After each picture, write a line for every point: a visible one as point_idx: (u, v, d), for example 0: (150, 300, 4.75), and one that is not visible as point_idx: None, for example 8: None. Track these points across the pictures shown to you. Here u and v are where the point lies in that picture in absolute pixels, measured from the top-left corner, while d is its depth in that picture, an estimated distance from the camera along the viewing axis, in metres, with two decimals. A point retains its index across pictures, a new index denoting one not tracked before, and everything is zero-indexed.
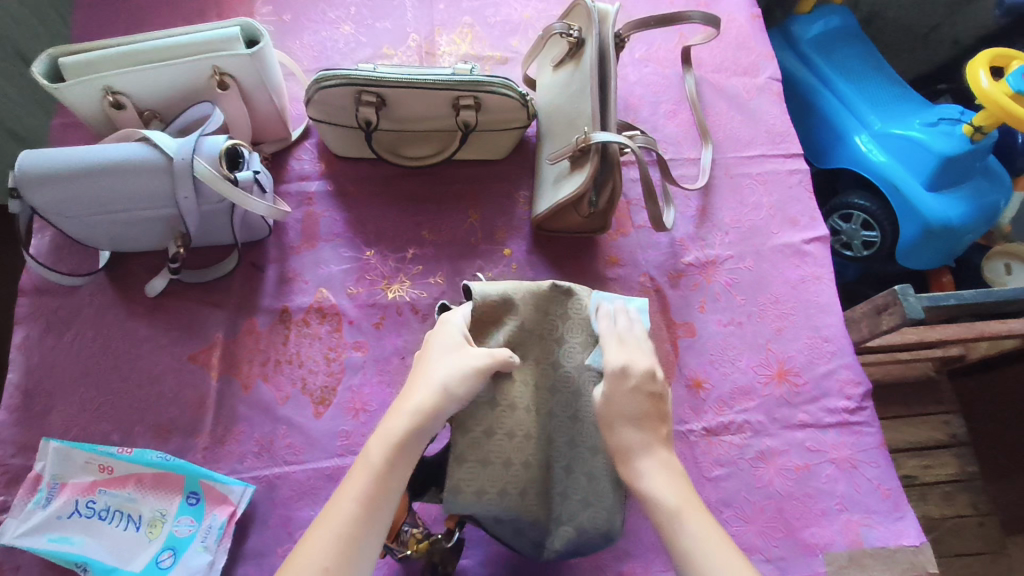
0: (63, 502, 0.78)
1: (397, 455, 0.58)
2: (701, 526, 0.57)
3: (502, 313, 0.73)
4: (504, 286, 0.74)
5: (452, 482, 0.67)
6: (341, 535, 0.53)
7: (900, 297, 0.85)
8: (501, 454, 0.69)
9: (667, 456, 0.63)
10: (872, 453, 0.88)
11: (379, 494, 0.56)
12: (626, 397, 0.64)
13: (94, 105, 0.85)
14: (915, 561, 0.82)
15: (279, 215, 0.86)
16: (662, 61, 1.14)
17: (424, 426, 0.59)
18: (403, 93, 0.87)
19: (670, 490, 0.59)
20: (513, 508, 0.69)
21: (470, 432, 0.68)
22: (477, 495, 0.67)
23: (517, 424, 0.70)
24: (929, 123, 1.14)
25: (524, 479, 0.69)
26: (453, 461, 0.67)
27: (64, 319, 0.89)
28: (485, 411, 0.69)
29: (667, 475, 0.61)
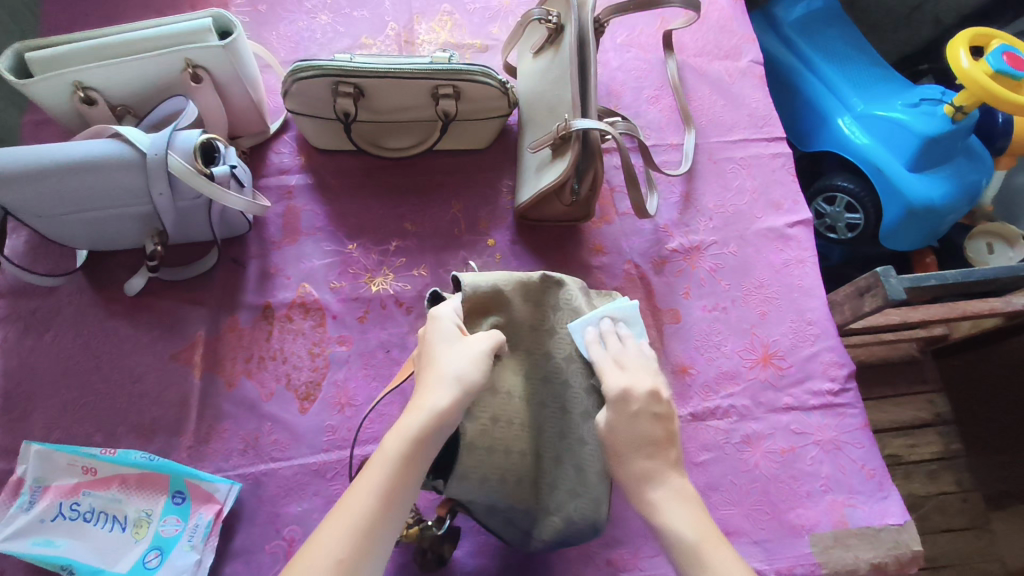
0: (46, 505, 0.77)
1: (413, 449, 0.55)
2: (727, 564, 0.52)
3: (493, 305, 0.74)
4: (495, 276, 0.74)
5: (459, 470, 0.67)
6: (354, 530, 0.51)
7: (882, 278, 0.85)
8: (500, 440, 0.69)
9: (681, 483, 0.58)
10: (856, 434, 0.89)
11: (396, 489, 0.54)
12: (627, 425, 0.59)
13: (64, 101, 0.84)
14: (899, 539, 0.83)
15: (258, 210, 0.85)
16: (644, 46, 1.13)
17: (442, 420, 0.57)
18: (381, 84, 0.86)
19: (692, 526, 0.55)
20: (509, 494, 0.70)
21: (478, 420, 0.68)
22: (479, 483, 0.68)
23: (503, 411, 0.70)
24: (911, 104, 1.14)
25: (519, 468, 0.70)
26: (463, 449, 0.67)
27: (43, 320, 0.88)
28: (487, 398, 0.70)
29: (687, 508, 0.56)
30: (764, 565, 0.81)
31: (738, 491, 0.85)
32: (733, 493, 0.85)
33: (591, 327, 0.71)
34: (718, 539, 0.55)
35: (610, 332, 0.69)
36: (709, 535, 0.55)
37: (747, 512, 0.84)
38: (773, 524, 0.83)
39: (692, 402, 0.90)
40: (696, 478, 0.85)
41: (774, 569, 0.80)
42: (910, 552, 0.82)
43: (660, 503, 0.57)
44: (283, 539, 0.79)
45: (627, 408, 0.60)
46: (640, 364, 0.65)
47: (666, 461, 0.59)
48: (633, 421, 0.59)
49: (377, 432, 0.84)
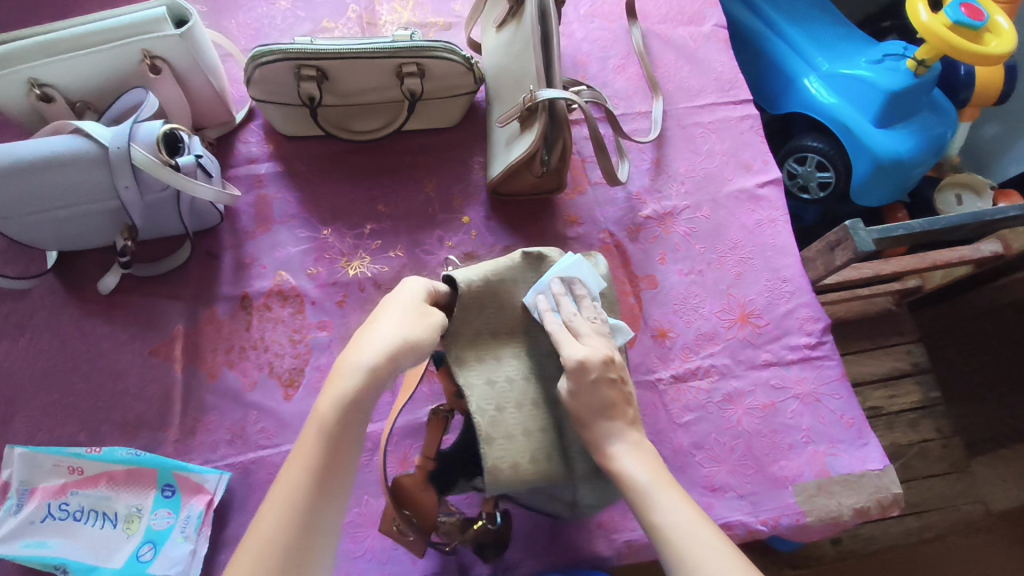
0: (35, 507, 0.77)
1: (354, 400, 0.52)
2: (673, 501, 0.56)
3: (488, 296, 0.74)
4: (487, 267, 0.75)
5: (488, 464, 0.67)
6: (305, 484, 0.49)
7: (852, 231, 0.87)
8: (518, 425, 0.70)
9: (639, 440, 0.63)
10: (834, 385, 0.91)
11: (344, 441, 0.51)
12: (587, 391, 0.64)
13: (20, 99, 0.82)
14: (880, 484, 0.85)
15: (229, 199, 0.84)
16: (608, 15, 1.12)
17: (385, 369, 0.53)
18: (344, 66, 0.85)
19: (645, 468, 0.60)
20: (545, 474, 0.69)
21: (485, 412, 0.69)
22: (513, 472, 0.67)
23: (508, 397, 0.71)
24: (874, 61, 1.15)
25: (546, 443, 0.70)
26: (482, 442, 0.67)
27: (18, 324, 0.87)
28: (483, 389, 0.70)
29: (644, 458, 0.61)
30: (750, 518, 0.83)
31: (722, 448, 0.87)
32: (717, 450, 0.87)
33: (543, 296, 0.74)
34: (669, 483, 0.59)
35: (564, 297, 0.73)
36: (660, 478, 0.59)
37: (732, 468, 0.85)
38: (757, 477, 0.85)
39: (673, 364, 0.91)
40: (681, 438, 0.87)
41: (760, 521, 0.83)
42: (891, 495, 0.85)
43: (619, 454, 0.62)
44: None
45: (593, 375, 0.64)
46: (590, 335, 0.69)
47: (625, 420, 0.64)
48: (592, 386, 0.64)
49: None
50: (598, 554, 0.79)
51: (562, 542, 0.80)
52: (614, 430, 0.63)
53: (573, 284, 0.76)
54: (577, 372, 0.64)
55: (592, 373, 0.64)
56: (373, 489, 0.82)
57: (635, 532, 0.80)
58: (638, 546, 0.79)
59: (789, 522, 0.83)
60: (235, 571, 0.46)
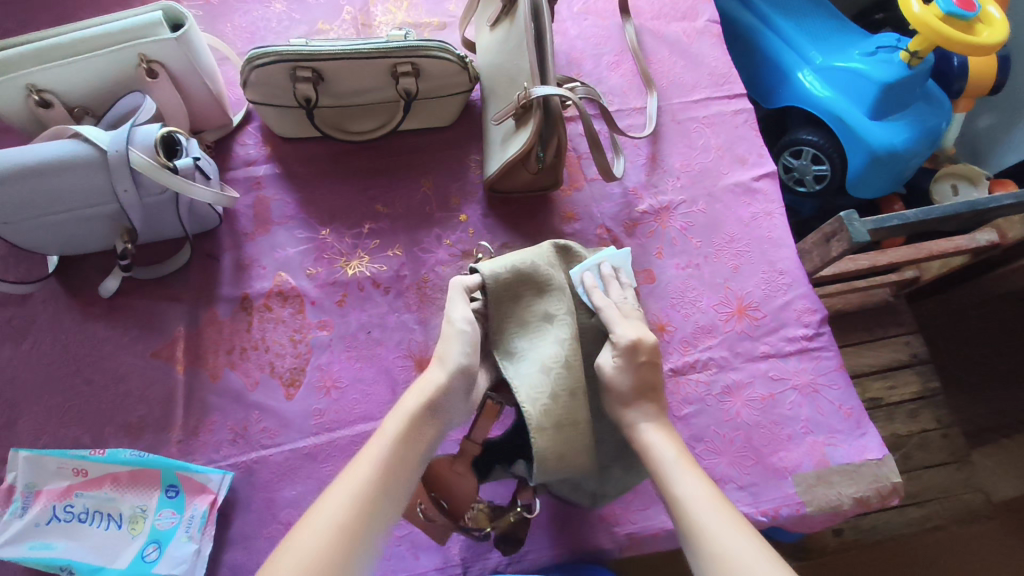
0: (40, 509, 0.77)
1: (408, 426, 0.62)
2: (694, 478, 0.61)
3: (523, 286, 0.76)
4: (522, 255, 0.77)
5: (536, 454, 0.67)
6: (357, 492, 0.56)
7: (846, 223, 0.88)
8: (569, 413, 0.69)
9: (667, 422, 0.68)
10: (832, 376, 0.91)
11: (395, 463, 0.59)
12: (635, 370, 0.69)
13: (19, 105, 0.83)
14: (879, 473, 0.86)
15: (228, 201, 0.85)
16: (601, 13, 1.13)
17: (436, 401, 0.65)
18: (340, 67, 0.86)
19: (670, 446, 0.65)
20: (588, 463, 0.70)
21: (536, 401, 0.69)
22: (561, 462, 0.68)
23: (563, 383, 0.70)
24: (868, 53, 1.15)
25: (591, 433, 0.70)
26: (533, 431, 0.67)
27: (20, 328, 0.88)
28: (537, 378, 0.70)
29: (670, 437, 0.66)
30: (750, 509, 0.83)
31: (721, 439, 0.87)
32: (717, 442, 0.87)
33: (590, 273, 0.79)
34: (691, 463, 0.63)
35: (612, 278, 0.78)
36: (683, 457, 0.64)
37: (731, 459, 0.86)
38: (757, 468, 0.86)
39: (671, 357, 0.92)
40: (680, 431, 0.88)
41: (760, 511, 0.83)
42: (891, 484, 0.85)
43: (645, 431, 0.67)
44: (280, 523, 0.80)
45: (641, 356, 0.69)
46: (637, 316, 0.74)
47: (659, 404, 0.69)
48: (638, 366, 0.69)
49: (363, 411, 0.85)
50: (601, 547, 0.80)
51: (565, 536, 0.81)
52: (645, 411, 0.68)
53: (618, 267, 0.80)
54: (629, 351, 0.69)
55: (640, 353, 0.69)
56: None
57: (637, 525, 0.80)
58: (639, 538, 0.80)
59: (790, 513, 0.83)
60: (306, 527, 0.53)
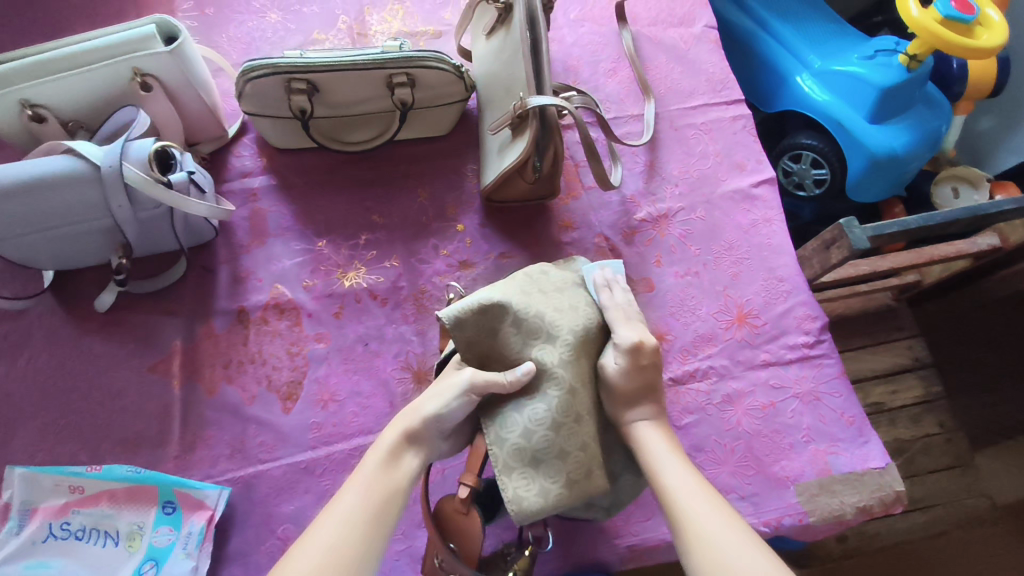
0: (36, 527, 0.77)
1: (389, 458, 0.62)
2: (683, 470, 0.63)
3: (495, 319, 0.71)
4: (491, 291, 0.73)
5: (509, 497, 0.65)
6: (343, 521, 0.55)
7: (846, 229, 0.87)
8: (551, 448, 0.66)
9: (662, 420, 0.69)
10: (833, 383, 0.91)
11: (383, 487, 0.59)
12: (636, 373, 0.68)
13: (12, 121, 0.82)
14: (881, 482, 0.85)
15: (223, 214, 0.84)
16: (597, 19, 1.13)
17: (417, 432, 0.64)
18: (334, 79, 0.86)
19: (663, 442, 0.66)
20: (581, 497, 0.67)
21: (507, 442, 0.67)
22: (541, 502, 0.65)
23: (541, 420, 0.67)
24: (866, 56, 1.15)
25: (586, 460, 0.67)
26: (501, 473, 0.66)
27: (15, 344, 0.87)
28: (512, 416, 0.68)
29: (664, 434, 0.67)
30: (752, 520, 0.83)
31: (723, 449, 0.87)
32: (718, 452, 0.86)
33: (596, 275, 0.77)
34: (682, 459, 0.64)
35: (615, 282, 0.76)
36: (675, 453, 0.65)
37: (733, 469, 0.85)
38: (758, 478, 0.85)
39: (671, 366, 0.91)
40: (681, 441, 0.87)
41: (763, 522, 0.82)
42: (893, 493, 0.85)
43: (640, 427, 0.68)
44: (279, 538, 0.79)
45: (641, 361, 0.69)
46: (633, 320, 0.73)
47: (656, 404, 0.70)
48: (643, 369, 0.69)
49: (361, 425, 0.85)
50: (601, 560, 0.79)
51: (564, 549, 0.80)
52: (642, 411, 0.69)
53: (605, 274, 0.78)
54: (631, 355, 0.68)
55: (643, 355, 0.69)
56: None
57: (638, 537, 0.80)
58: (641, 550, 0.79)
59: (792, 523, 0.82)
60: (297, 555, 0.53)
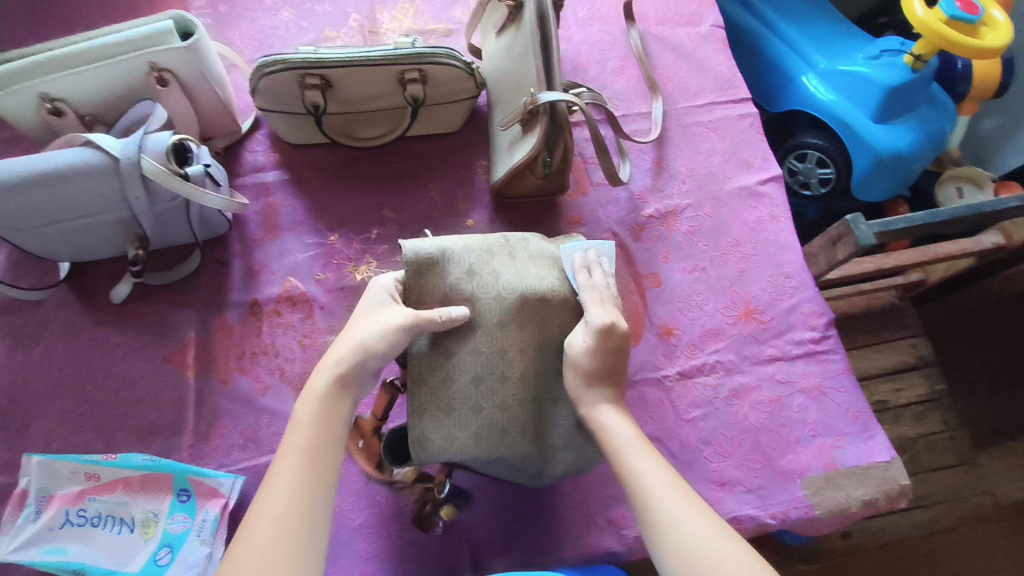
0: (52, 513, 0.78)
1: (322, 406, 0.62)
2: (651, 457, 0.63)
3: (451, 268, 0.73)
4: (458, 240, 0.76)
5: (417, 435, 0.70)
6: (286, 485, 0.57)
7: (852, 226, 0.88)
8: (466, 400, 0.72)
9: (624, 407, 0.70)
10: (839, 379, 0.92)
11: (316, 444, 0.60)
12: (604, 353, 0.69)
13: (31, 114, 0.84)
14: (887, 475, 0.86)
15: (237, 207, 0.85)
16: (606, 18, 1.14)
17: (349, 375, 0.64)
18: (348, 75, 0.87)
19: (627, 428, 0.67)
20: (496, 449, 0.72)
21: (428, 387, 0.71)
22: (448, 444, 0.71)
23: (466, 373, 0.72)
24: (871, 57, 1.16)
25: (501, 420, 0.72)
26: (414, 413, 0.71)
27: (31, 334, 0.88)
28: (440, 363, 0.72)
29: (626, 420, 0.68)
30: (759, 512, 0.83)
31: (729, 442, 0.88)
32: (725, 445, 0.87)
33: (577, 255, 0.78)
34: (646, 444, 0.66)
35: (596, 263, 0.77)
36: (639, 438, 0.66)
37: (740, 462, 0.86)
38: (765, 471, 0.86)
39: (679, 361, 0.92)
40: (688, 434, 0.88)
41: (769, 514, 0.83)
42: (898, 486, 0.85)
43: (604, 411, 0.68)
44: None
45: (609, 340, 0.69)
46: (610, 303, 0.73)
47: (615, 387, 0.70)
48: (609, 349, 0.70)
49: None
50: (608, 550, 0.81)
51: (572, 539, 0.81)
52: (604, 391, 0.69)
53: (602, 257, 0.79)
54: (601, 332, 0.69)
55: (610, 335, 0.69)
56: (385, 489, 0.84)
57: None
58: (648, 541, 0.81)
59: (799, 516, 0.83)
60: (249, 534, 0.54)
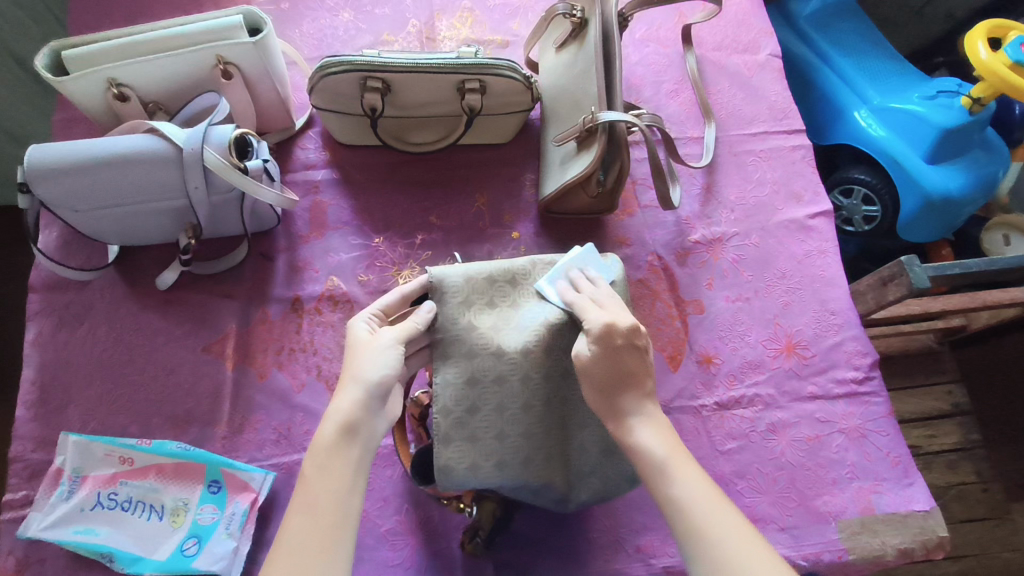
0: (85, 494, 0.78)
1: (326, 460, 0.57)
2: (691, 476, 0.57)
3: (468, 293, 0.73)
4: (480, 266, 0.75)
5: (440, 462, 0.69)
6: (289, 553, 0.52)
7: (907, 267, 0.86)
8: (490, 429, 0.70)
9: (654, 411, 0.63)
10: (881, 422, 0.90)
11: (326, 500, 0.55)
12: (611, 355, 0.63)
13: (98, 98, 0.85)
14: (925, 525, 0.83)
15: (289, 204, 0.86)
16: (663, 40, 1.13)
17: (354, 422, 0.59)
18: (408, 80, 0.87)
19: (662, 442, 0.60)
20: (519, 477, 0.71)
21: (452, 413, 0.70)
22: (470, 472, 0.69)
23: (489, 398, 0.70)
24: (928, 96, 1.14)
25: (525, 448, 0.71)
26: (438, 441, 0.69)
27: (76, 314, 0.89)
28: (464, 390, 0.70)
29: (659, 432, 0.61)
30: (791, 552, 0.82)
31: (765, 479, 0.86)
32: (760, 481, 0.86)
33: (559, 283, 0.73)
34: (685, 457, 0.59)
35: (580, 279, 0.73)
36: (677, 452, 0.59)
37: (774, 500, 0.84)
38: (800, 511, 0.84)
39: (717, 391, 0.91)
40: (723, 466, 0.87)
41: (802, 555, 0.81)
42: (937, 538, 0.83)
43: (636, 428, 0.61)
44: None
45: (617, 337, 0.64)
46: (608, 300, 0.69)
47: (641, 391, 0.63)
48: (612, 351, 0.63)
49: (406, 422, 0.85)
50: None
51: (599, 563, 0.80)
52: (630, 403, 0.62)
53: (584, 270, 0.75)
54: (603, 333, 0.64)
55: (614, 338, 0.64)
56: (413, 497, 0.83)
57: (673, 559, 0.80)
58: (676, 573, 0.79)
59: (832, 559, 0.81)
60: None
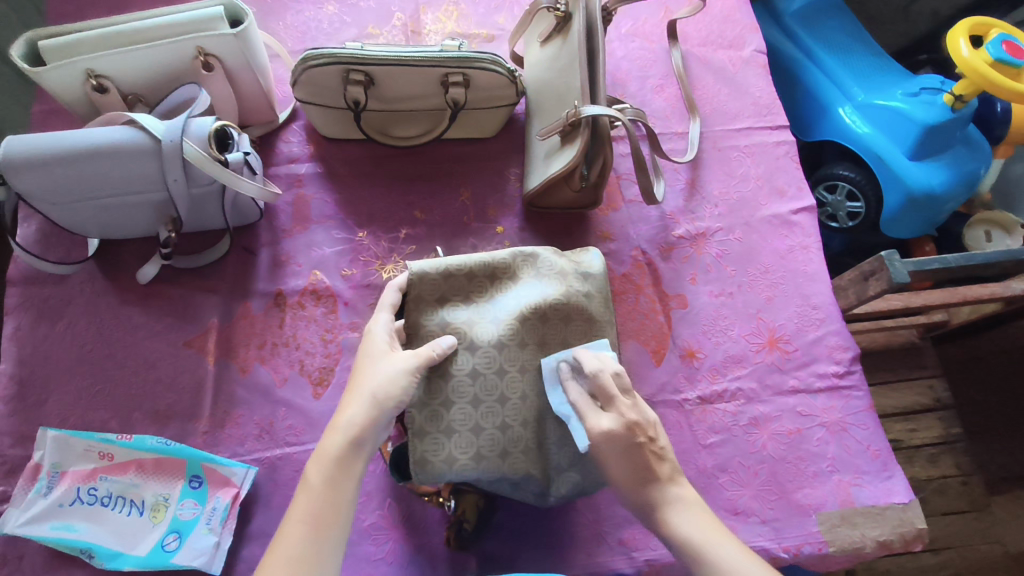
0: (64, 490, 0.78)
1: (331, 472, 0.57)
2: (733, 551, 0.56)
3: (449, 288, 0.74)
4: (461, 259, 0.75)
5: (416, 456, 0.68)
6: (295, 560, 0.53)
7: (887, 262, 0.86)
8: (467, 421, 0.69)
9: (684, 492, 0.61)
10: (861, 416, 0.90)
11: (328, 512, 0.56)
12: (624, 451, 0.62)
13: (75, 89, 0.84)
14: (904, 517, 0.84)
15: (270, 197, 0.85)
16: (648, 36, 1.14)
17: (360, 435, 0.59)
18: (392, 73, 0.87)
19: (697, 526, 0.58)
20: (497, 470, 0.70)
21: (428, 406, 0.69)
22: (448, 465, 0.68)
23: (466, 391, 0.70)
24: (911, 93, 1.15)
25: (502, 441, 0.70)
26: (413, 435, 0.68)
27: (55, 308, 0.88)
28: (440, 384, 0.70)
29: (691, 513, 0.59)
30: (772, 544, 0.82)
31: (747, 472, 0.86)
32: (742, 474, 0.86)
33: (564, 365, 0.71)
34: (724, 533, 0.58)
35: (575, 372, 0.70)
36: (712, 533, 0.58)
37: (755, 493, 0.85)
38: (780, 503, 0.84)
39: (700, 385, 0.91)
40: (706, 459, 0.87)
41: (783, 548, 0.82)
42: (915, 530, 0.83)
43: (670, 516, 0.59)
44: None
45: (631, 439, 0.62)
46: (624, 393, 0.65)
47: (662, 479, 0.61)
48: (626, 451, 0.62)
49: None
50: (617, 571, 0.79)
51: (581, 556, 0.80)
52: (657, 493, 0.60)
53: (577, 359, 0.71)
54: (602, 442, 0.62)
55: (618, 442, 0.62)
56: (396, 492, 0.83)
57: (655, 552, 0.80)
58: (658, 566, 0.80)
59: (812, 551, 0.82)
60: None
